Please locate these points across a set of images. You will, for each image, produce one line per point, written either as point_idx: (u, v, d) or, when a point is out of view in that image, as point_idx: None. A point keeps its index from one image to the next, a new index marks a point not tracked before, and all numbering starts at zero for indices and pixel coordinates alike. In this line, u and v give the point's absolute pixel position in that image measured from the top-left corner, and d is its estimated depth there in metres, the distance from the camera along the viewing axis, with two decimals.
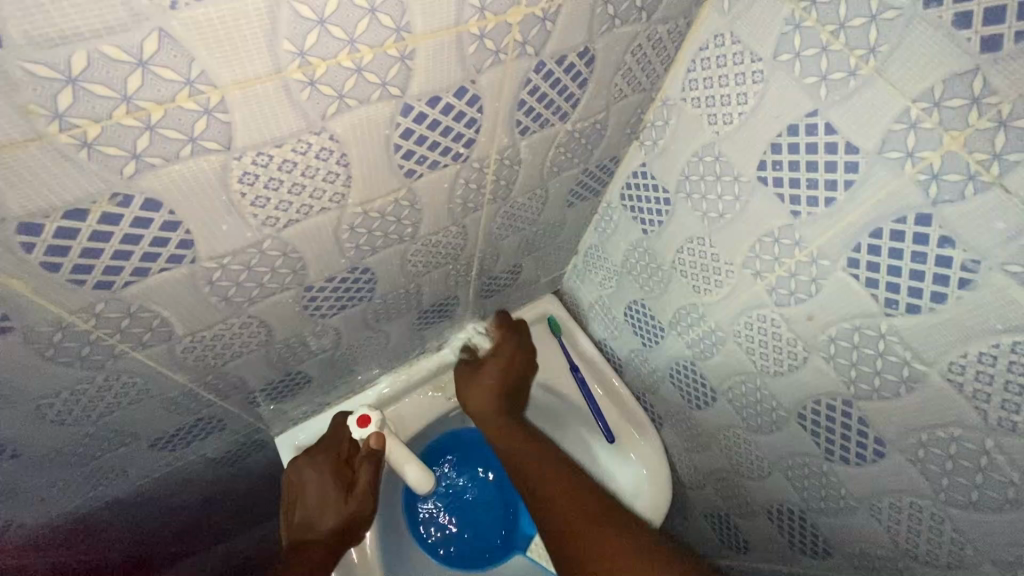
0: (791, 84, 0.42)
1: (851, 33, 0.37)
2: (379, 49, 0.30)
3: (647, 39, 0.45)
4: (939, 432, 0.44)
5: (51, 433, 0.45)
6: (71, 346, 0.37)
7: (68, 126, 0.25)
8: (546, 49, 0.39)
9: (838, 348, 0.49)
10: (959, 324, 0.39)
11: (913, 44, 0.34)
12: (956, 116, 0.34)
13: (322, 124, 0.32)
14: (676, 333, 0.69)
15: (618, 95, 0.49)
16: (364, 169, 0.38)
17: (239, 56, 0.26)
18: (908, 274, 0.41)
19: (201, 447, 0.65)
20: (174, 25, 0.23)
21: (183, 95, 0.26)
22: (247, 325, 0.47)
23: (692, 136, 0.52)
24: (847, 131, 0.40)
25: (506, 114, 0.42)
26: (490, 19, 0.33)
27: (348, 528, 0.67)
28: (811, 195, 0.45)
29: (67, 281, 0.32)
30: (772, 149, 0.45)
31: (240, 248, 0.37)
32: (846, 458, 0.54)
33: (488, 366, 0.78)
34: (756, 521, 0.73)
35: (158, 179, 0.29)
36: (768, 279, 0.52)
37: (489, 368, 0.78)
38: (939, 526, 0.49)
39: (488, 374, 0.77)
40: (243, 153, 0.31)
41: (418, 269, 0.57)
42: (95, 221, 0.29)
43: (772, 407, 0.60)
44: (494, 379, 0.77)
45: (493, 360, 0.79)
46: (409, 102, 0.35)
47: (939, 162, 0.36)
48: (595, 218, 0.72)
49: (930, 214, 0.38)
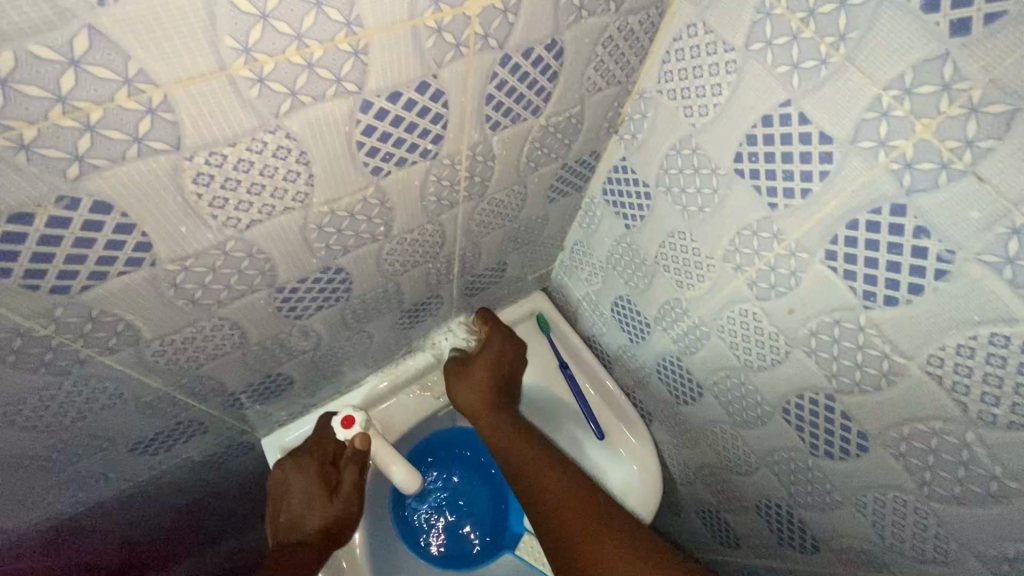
0: (764, 74, 0.41)
1: (820, 20, 0.36)
2: (330, 44, 0.29)
3: (618, 30, 0.44)
4: (921, 426, 0.44)
5: (24, 440, 0.45)
6: (34, 352, 0.37)
7: (1, 128, 0.24)
8: (509, 42, 0.38)
9: (818, 342, 0.48)
10: (937, 317, 0.39)
11: (882, 30, 0.33)
12: (928, 103, 0.33)
13: (276, 122, 0.32)
14: (662, 328, 0.68)
15: (592, 88, 0.49)
16: (326, 168, 0.37)
17: (178, 53, 0.25)
18: (885, 266, 0.40)
19: (184, 451, 0.65)
20: (105, 22, 0.23)
21: (122, 94, 0.25)
22: (219, 327, 0.46)
23: (669, 129, 0.51)
24: (820, 120, 0.39)
25: (474, 108, 0.41)
26: (446, 12, 0.32)
27: (334, 530, 0.67)
28: (787, 187, 0.44)
29: (21, 286, 0.32)
30: (748, 140, 0.45)
31: (202, 250, 0.37)
32: (831, 453, 0.53)
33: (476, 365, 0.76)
34: (746, 517, 0.72)
35: (106, 181, 0.29)
36: (749, 273, 0.51)
37: (476, 368, 0.75)
38: (925, 521, 0.48)
39: (477, 373, 0.75)
40: (194, 153, 0.30)
41: (395, 268, 0.56)
42: (43, 225, 0.29)
43: (757, 402, 0.59)
44: (483, 379, 0.75)
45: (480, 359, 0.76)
46: (367, 98, 0.34)
47: (912, 150, 0.35)
48: (579, 213, 0.71)
49: (904, 204, 0.37)
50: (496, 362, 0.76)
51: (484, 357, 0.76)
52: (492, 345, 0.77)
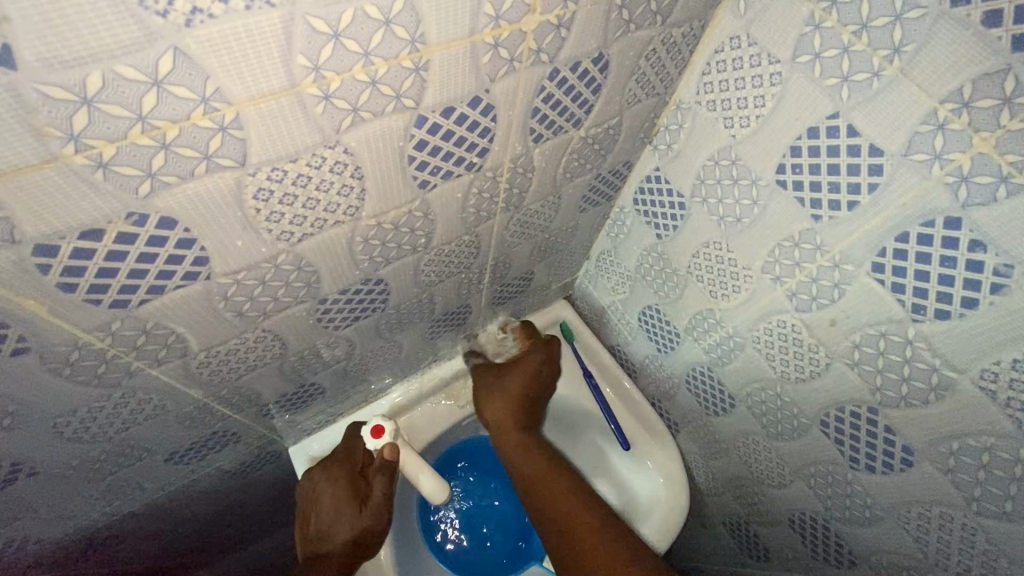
0: (811, 86, 0.41)
1: (874, 33, 0.36)
2: (393, 61, 0.30)
3: (661, 43, 0.44)
4: (972, 441, 0.43)
5: (68, 450, 0.45)
6: (88, 365, 0.37)
7: (83, 148, 0.24)
8: (560, 56, 0.38)
9: (862, 354, 0.48)
10: (991, 330, 0.38)
11: (939, 44, 0.33)
12: (987, 117, 0.33)
13: (337, 138, 0.32)
14: (692, 338, 0.67)
15: (632, 100, 0.49)
16: (378, 182, 0.37)
17: (253, 73, 0.26)
18: (937, 279, 0.40)
19: (216, 460, 0.65)
20: (189, 43, 0.23)
21: (198, 113, 0.26)
22: (261, 339, 0.47)
23: (707, 140, 0.51)
24: (870, 132, 0.39)
25: (519, 122, 0.41)
26: (504, 28, 0.32)
27: (361, 541, 0.66)
28: (833, 199, 0.44)
29: (83, 300, 0.32)
30: (791, 152, 0.44)
31: (254, 263, 0.37)
32: (872, 466, 0.53)
33: (500, 393, 0.75)
34: (778, 530, 0.71)
35: (173, 198, 0.29)
36: (789, 284, 0.51)
37: (496, 400, 0.75)
38: (971, 537, 0.47)
39: (496, 404, 0.74)
40: (257, 170, 0.31)
41: (430, 278, 0.56)
42: (111, 241, 0.29)
43: (793, 414, 0.59)
44: (506, 406, 0.74)
45: (499, 384, 0.75)
46: (423, 113, 0.34)
47: (969, 164, 0.35)
48: (607, 223, 0.71)
49: (959, 218, 0.37)
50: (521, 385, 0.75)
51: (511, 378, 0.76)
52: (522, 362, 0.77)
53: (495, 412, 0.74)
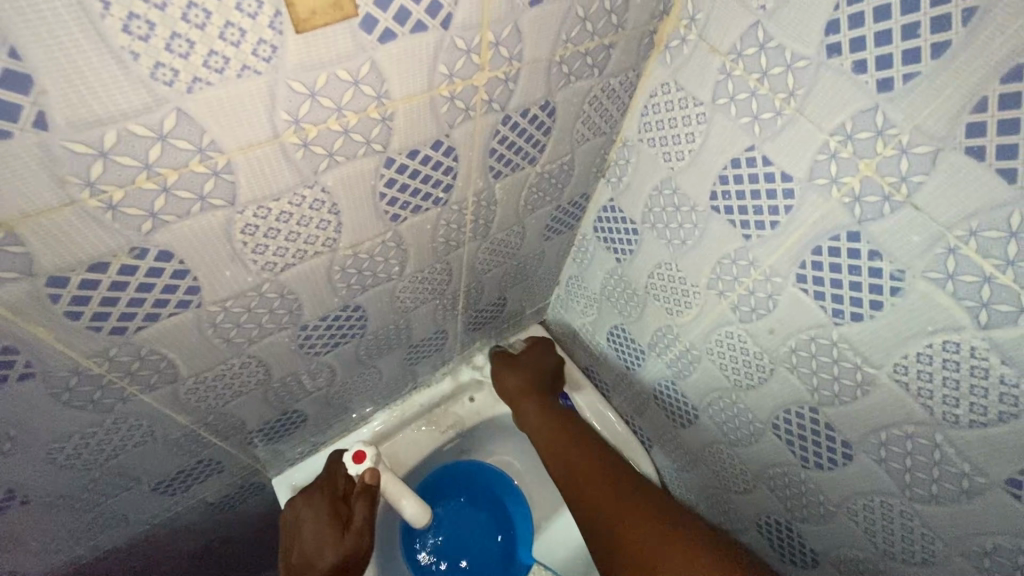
0: (729, 124, 0.47)
1: (773, 79, 0.43)
2: (362, 113, 0.35)
3: (601, 90, 0.50)
4: (895, 431, 0.48)
5: (60, 479, 0.47)
6: (85, 390, 0.40)
7: (97, 193, 0.29)
8: (510, 105, 0.44)
9: (799, 358, 0.53)
10: (897, 328, 0.43)
11: (823, 87, 0.40)
12: (867, 147, 0.39)
13: (315, 178, 0.37)
14: (655, 353, 0.72)
15: (581, 139, 0.55)
16: (353, 217, 0.42)
17: (241, 126, 0.30)
18: (848, 285, 0.45)
19: (200, 490, 0.66)
20: (189, 105, 0.28)
21: (195, 161, 0.30)
22: (246, 365, 0.50)
23: (652, 173, 0.57)
24: (781, 161, 0.45)
25: (479, 161, 0.47)
26: (458, 84, 0.38)
27: (346, 564, 0.67)
28: (758, 220, 0.49)
29: (87, 327, 0.36)
30: (720, 181, 0.51)
31: (240, 292, 0.41)
32: (820, 464, 0.57)
33: (521, 359, 0.84)
34: (748, 536, 0.75)
35: (171, 234, 0.33)
36: (731, 297, 0.56)
37: (511, 374, 0.82)
38: (910, 522, 0.51)
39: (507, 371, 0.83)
40: (245, 208, 0.35)
41: (407, 304, 0.61)
42: (114, 272, 0.33)
43: (748, 419, 0.63)
44: (520, 379, 0.81)
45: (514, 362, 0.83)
46: (391, 155, 0.40)
47: (859, 186, 0.41)
48: (573, 249, 0.77)
49: (858, 231, 0.43)
50: (535, 365, 0.83)
51: (526, 356, 0.84)
52: (535, 348, 0.86)
53: (511, 383, 0.81)
